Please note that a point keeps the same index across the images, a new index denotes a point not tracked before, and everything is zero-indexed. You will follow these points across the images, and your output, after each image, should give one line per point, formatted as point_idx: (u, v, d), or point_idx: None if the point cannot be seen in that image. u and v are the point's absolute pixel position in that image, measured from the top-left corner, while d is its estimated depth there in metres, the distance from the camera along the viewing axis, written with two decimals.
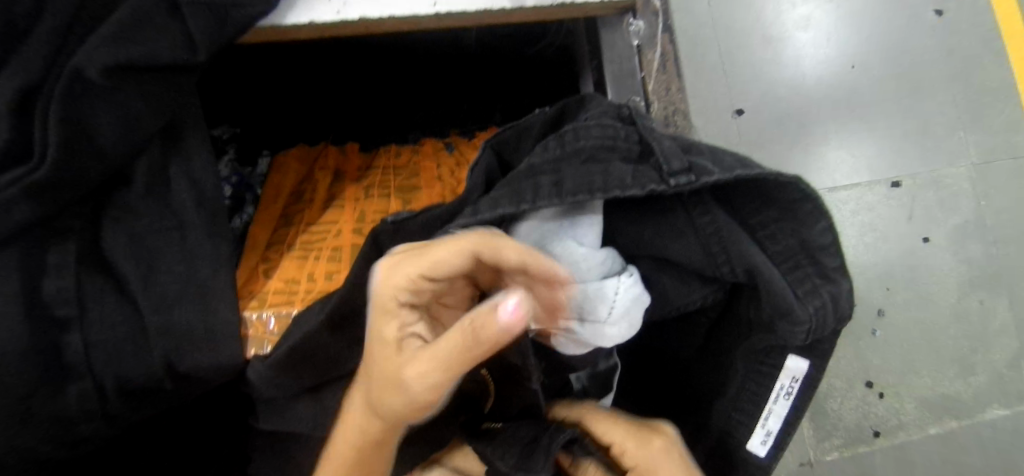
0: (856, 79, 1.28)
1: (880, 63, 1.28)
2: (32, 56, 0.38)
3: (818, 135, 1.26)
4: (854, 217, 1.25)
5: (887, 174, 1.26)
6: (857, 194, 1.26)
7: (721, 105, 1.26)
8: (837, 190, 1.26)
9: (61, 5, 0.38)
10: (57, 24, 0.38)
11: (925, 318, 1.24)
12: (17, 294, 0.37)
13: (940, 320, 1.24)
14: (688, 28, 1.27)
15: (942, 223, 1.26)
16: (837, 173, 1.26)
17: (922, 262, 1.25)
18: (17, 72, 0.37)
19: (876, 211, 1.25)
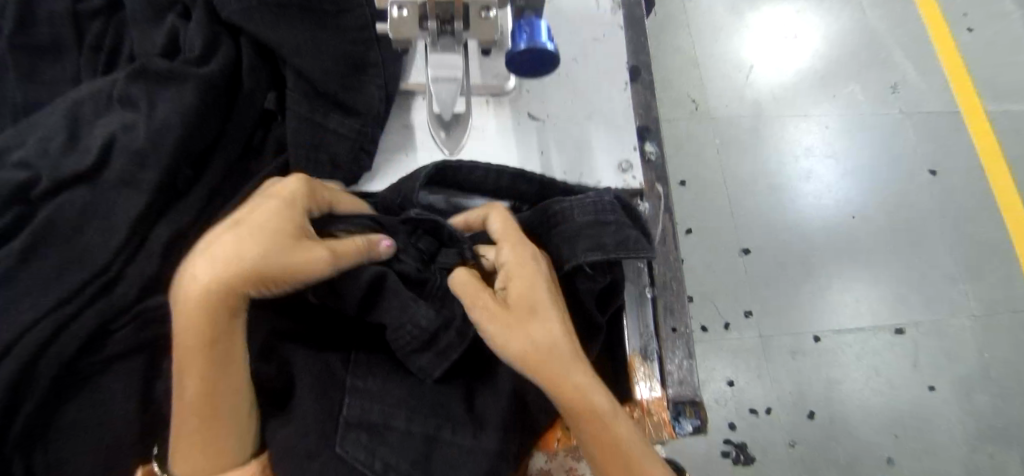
0: (857, 229, 1.61)
1: (889, 221, 1.62)
2: (185, 211, 0.52)
3: (832, 286, 1.55)
4: (858, 361, 1.49)
5: (890, 321, 1.53)
6: (861, 339, 1.51)
7: (729, 243, 1.57)
8: (843, 333, 1.51)
9: (212, 176, 0.53)
10: (206, 189, 0.53)
11: (938, 441, 1.43)
12: (133, 394, 0.49)
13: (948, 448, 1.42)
14: (701, 179, 1.62)
15: (947, 374, 1.49)
16: (841, 318, 1.52)
17: (932, 407, 1.46)
18: (170, 222, 0.52)
19: (882, 356, 1.50)
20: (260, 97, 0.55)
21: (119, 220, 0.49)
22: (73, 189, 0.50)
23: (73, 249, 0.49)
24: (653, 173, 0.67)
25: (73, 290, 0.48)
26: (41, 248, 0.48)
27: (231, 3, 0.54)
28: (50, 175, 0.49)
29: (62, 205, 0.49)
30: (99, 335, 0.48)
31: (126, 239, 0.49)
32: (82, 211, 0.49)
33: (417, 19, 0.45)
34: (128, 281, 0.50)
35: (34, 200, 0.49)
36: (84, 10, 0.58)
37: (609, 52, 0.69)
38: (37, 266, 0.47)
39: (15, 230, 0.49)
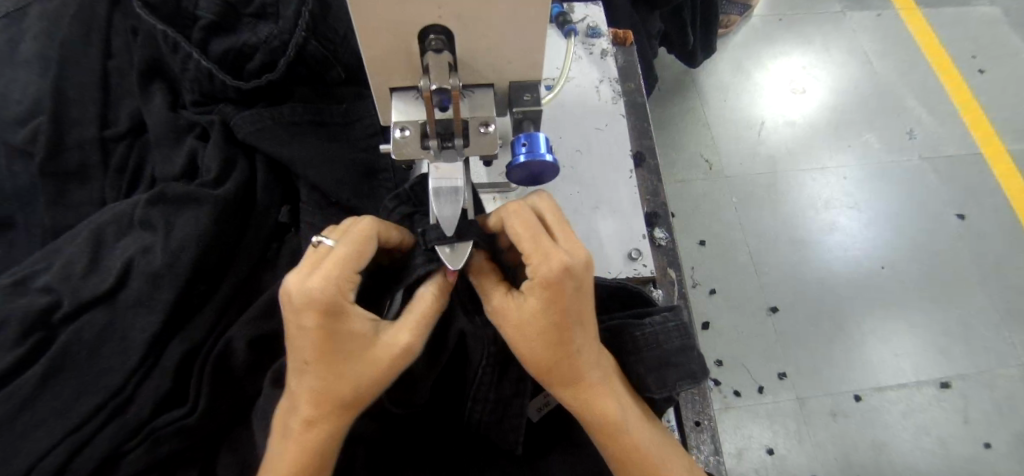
0: (888, 280, 1.55)
1: (921, 269, 1.57)
2: (199, 325, 0.53)
3: (869, 342, 1.48)
4: (906, 421, 1.40)
5: (935, 375, 1.44)
6: (905, 396, 1.42)
7: (756, 302, 1.52)
8: (885, 391, 1.43)
9: (225, 289, 0.54)
10: (220, 302, 0.54)
11: None
12: None
13: None
14: (720, 237, 1.60)
15: (1003, 431, 1.39)
16: (882, 375, 1.44)
17: (991, 469, 1.35)
18: (184, 337, 0.52)
19: (929, 413, 1.40)
20: (273, 211, 0.58)
21: (134, 342, 0.50)
22: (89, 311, 0.51)
23: (88, 373, 0.49)
24: (663, 257, 0.67)
25: (87, 413, 0.48)
26: (57, 373, 0.48)
27: (245, 123, 0.56)
28: (71, 298, 0.51)
29: (80, 329, 0.50)
30: (112, 456, 0.48)
31: (140, 360, 0.50)
32: (99, 333, 0.50)
33: (419, 137, 0.46)
34: (141, 401, 0.50)
35: (55, 325, 0.51)
36: (111, 135, 0.62)
37: (611, 140, 0.70)
38: (53, 393, 0.48)
39: (35, 356, 0.49)
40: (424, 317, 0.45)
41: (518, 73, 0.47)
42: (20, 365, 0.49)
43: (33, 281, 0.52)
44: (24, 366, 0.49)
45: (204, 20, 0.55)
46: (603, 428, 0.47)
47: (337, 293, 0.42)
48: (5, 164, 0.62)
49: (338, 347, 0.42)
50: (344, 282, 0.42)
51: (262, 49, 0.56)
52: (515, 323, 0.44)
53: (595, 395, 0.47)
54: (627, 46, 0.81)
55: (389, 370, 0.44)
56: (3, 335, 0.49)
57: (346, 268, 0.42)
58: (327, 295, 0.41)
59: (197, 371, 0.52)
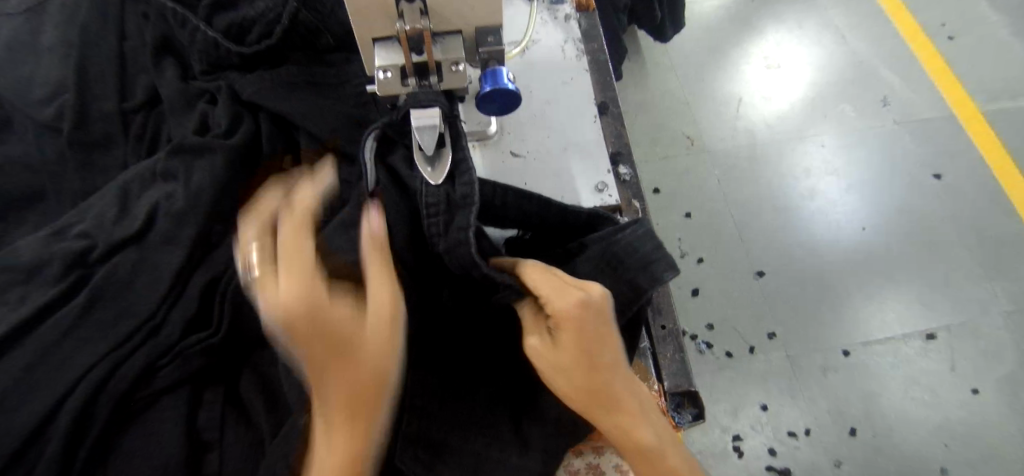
0: (870, 240, 1.63)
1: (902, 229, 1.64)
2: (218, 259, 0.60)
3: (856, 300, 1.55)
4: (895, 372, 1.47)
5: (920, 328, 1.51)
6: (892, 349, 1.49)
7: (743, 267, 1.60)
8: (872, 344, 1.50)
9: (238, 229, 0.62)
10: (235, 239, 0.61)
11: (992, 448, 1.39)
12: (181, 421, 0.54)
13: (1004, 454, 1.38)
14: (704, 209, 1.68)
15: (988, 376, 1.46)
16: (869, 330, 1.51)
17: (978, 411, 1.42)
18: (206, 270, 0.60)
19: (916, 363, 1.47)
20: (277, 161, 0.65)
21: (163, 273, 0.57)
22: (123, 250, 0.59)
23: (123, 301, 0.56)
24: (628, 191, 0.75)
25: (124, 335, 0.55)
26: (99, 301, 0.56)
27: (249, 85, 0.64)
28: (104, 240, 0.58)
29: (116, 265, 0.57)
30: (149, 372, 0.55)
31: (170, 288, 0.57)
32: (132, 267, 0.58)
33: (399, 78, 0.55)
34: (171, 324, 0.57)
35: (92, 264, 0.58)
36: (128, 107, 0.70)
37: (576, 92, 0.78)
38: (97, 318, 0.55)
39: (75, 291, 0.57)
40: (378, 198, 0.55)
41: (481, 18, 0.55)
42: (63, 297, 0.56)
43: (69, 230, 0.60)
44: (67, 299, 0.56)
45: (206, 0, 0.65)
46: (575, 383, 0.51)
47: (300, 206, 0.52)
48: (35, 141, 0.70)
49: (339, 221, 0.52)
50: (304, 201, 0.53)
51: (260, 22, 0.65)
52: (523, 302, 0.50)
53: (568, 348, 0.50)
54: (589, 12, 0.89)
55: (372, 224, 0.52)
56: (47, 275, 0.57)
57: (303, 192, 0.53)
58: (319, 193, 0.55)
59: (219, 296, 0.59)
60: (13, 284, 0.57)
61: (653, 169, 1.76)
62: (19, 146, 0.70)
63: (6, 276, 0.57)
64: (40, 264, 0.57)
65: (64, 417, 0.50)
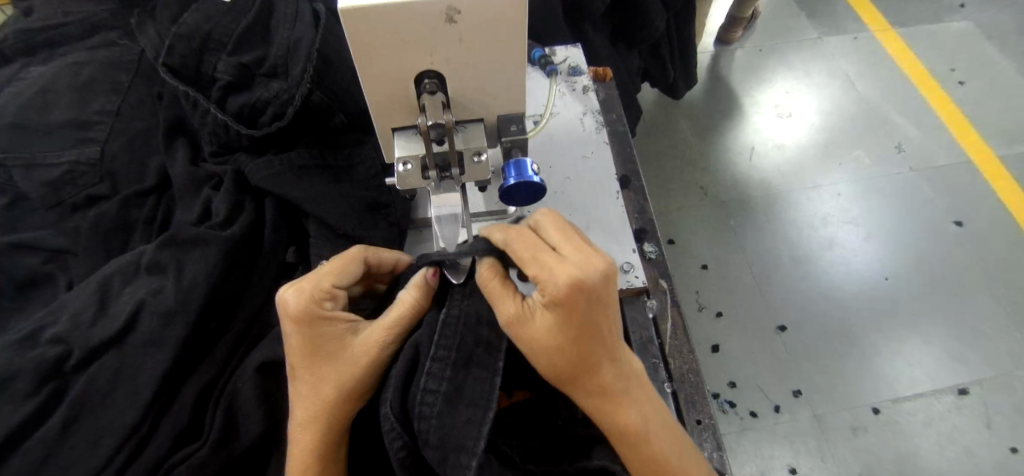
0: (894, 291, 1.57)
1: (926, 278, 1.59)
2: (216, 359, 0.57)
3: (883, 355, 1.48)
4: (928, 430, 1.38)
5: (952, 383, 1.44)
6: (925, 406, 1.41)
7: (764, 321, 1.54)
8: (903, 401, 1.42)
9: (238, 325, 0.59)
10: (237, 332, 0.59)
11: None
12: None
13: None
14: (721, 260, 1.64)
15: None
16: (898, 386, 1.44)
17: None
18: (203, 373, 0.56)
19: (951, 421, 1.39)
20: (280, 251, 0.62)
21: (145, 381, 0.53)
22: (105, 353, 0.54)
23: (102, 418, 0.51)
24: (654, 270, 0.71)
25: (105, 458, 0.50)
26: (79, 420, 0.51)
27: (256, 170, 0.62)
28: (82, 344, 0.54)
29: (94, 374, 0.53)
30: None
31: (152, 398, 0.52)
32: (112, 375, 0.53)
33: (420, 170, 0.52)
34: (161, 436, 0.53)
35: (69, 374, 0.54)
36: (140, 190, 0.69)
37: (597, 166, 0.76)
38: (75, 441, 0.50)
39: (54, 403, 0.53)
40: (390, 328, 0.51)
41: (504, 107, 0.53)
42: (41, 411, 0.52)
43: (42, 334, 0.55)
44: (45, 412, 0.52)
45: (222, 81, 0.63)
46: (627, 442, 0.49)
47: (312, 304, 0.49)
48: (51, 221, 0.71)
49: (313, 370, 0.49)
50: (316, 293, 0.50)
51: (274, 103, 0.63)
52: (528, 334, 0.47)
53: (610, 405, 0.49)
54: (607, 82, 0.88)
55: (367, 368, 0.50)
56: (15, 388, 0.52)
57: (313, 287, 0.50)
58: (294, 321, 0.49)
59: (215, 400, 0.55)
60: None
61: (667, 220, 1.73)
62: (33, 230, 0.71)
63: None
64: (6, 378, 0.52)
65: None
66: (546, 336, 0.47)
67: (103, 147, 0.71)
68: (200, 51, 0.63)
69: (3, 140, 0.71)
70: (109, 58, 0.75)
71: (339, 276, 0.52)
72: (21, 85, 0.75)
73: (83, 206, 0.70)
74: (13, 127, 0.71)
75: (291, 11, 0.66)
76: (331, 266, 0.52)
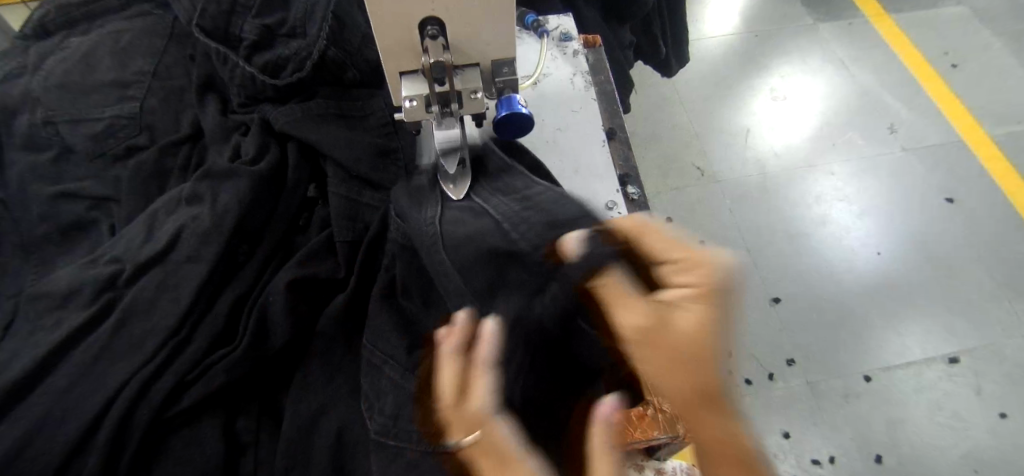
0: (886, 266, 1.63)
1: (917, 254, 1.65)
2: (245, 278, 0.65)
3: (874, 325, 1.55)
4: (917, 396, 1.45)
5: (941, 351, 1.50)
6: (914, 374, 1.48)
7: (758, 294, 1.61)
8: (893, 369, 1.48)
9: (264, 249, 0.67)
10: (263, 255, 0.67)
11: None
12: (218, 435, 0.58)
13: None
14: (716, 237, 1.71)
15: (1016, 401, 1.43)
16: (888, 355, 1.50)
17: (1008, 438, 1.39)
18: (234, 288, 0.64)
19: (939, 387, 1.45)
20: (301, 189, 0.70)
21: (184, 290, 0.61)
22: (150, 269, 0.62)
23: (150, 319, 0.60)
24: (637, 209, 0.79)
25: (152, 351, 0.58)
26: (128, 322, 0.59)
27: (280, 118, 0.70)
28: (131, 262, 0.63)
29: (141, 286, 0.61)
30: (177, 390, 0.58)
31: (190, 304, 0.61)
32: (156, 287, 0.61)
33: (424, 106, 0.60)
34: (198, 339, 0.61)
35: (120, 288, 0.63)
36: (173, 141, 0.77)
37: (585, 119, 0.83)
38: (123, 339, 0.59)
39: (103, 314, 0.61)
40: None
41: (497, 52, 0.61)
42: (92, 321, 0.60)
43: (102, 258, 0.65)
44: (96, 321, 0.60)
45: (248, 40, 0.71)
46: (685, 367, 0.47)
47: None
48: (94, 172, 0.79)
49: None
50: None
51: (294, 59, 0.71)
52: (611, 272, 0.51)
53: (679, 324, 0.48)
54: (597, 48, 0.95)
55: None
56: (81, 298, 0.61)
57: None
58: None
59: (246, 312, 0.63)
60: (51, 310, 0.62)
61: (665, 200, 1.80)
62: (77, 180, 0.79)
63: (46, 304, 0.62)
64: (74, 290, 0.61)
65: (105, 425, 0.55)
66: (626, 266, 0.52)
67: (140, 104, 0.79)
68: (229, 13, 0.72)
69: (50, 100, 0.79)
70: (145, 26, 0.83)
71: None
72: (64, 52, 0.84)
73: (124, 155, 0.79)
74: (59, 88, 0.80)
75: None
76: None
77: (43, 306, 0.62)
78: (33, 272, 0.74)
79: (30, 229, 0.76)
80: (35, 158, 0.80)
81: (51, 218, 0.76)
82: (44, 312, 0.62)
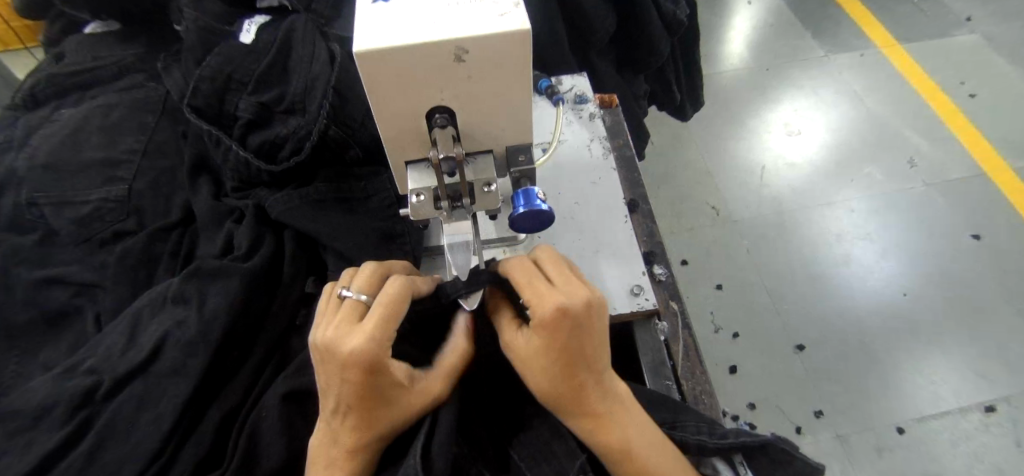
0: (914, 308, 1.54)
1: (945, 293, 1.56)
2: (236, 389, 0.58)
3: (906, 372, 1.45)
4: (955, 450, 1.34)
5: (978, 399, 1.40)
6: (950, 423, 1.37)
7: (781, 340, 1.52)
8: (928, 419, 1.38)
9: (257, 354, 0.60)
10: (256, 360, 0.60)
11: None
12: None
13: None
14: (735, 279, 1.63)
15: None
16: (923, 404, 1.40)
17: None
18: (223, 401, 0.58)
19: (978, 439, 1.35)
20: (299, 282, 0.64)
21: (167, 408, 0.54)
22: (131, 381, 0.56)
23: (128, 444, 0.53)
24: (664, 292, 0.72)
25: None
26: (103, 447, 0.53)
27: (276, 206, 0.65)
28: (110, 374, 0.56)
29: (121, 402, 0.55)
30: None
31: (174, 425, 0.54)
32: (137, 404, 0.55)
33: (432, 201, 0.55)
34: (181, 464, 0.54)
35: (97, 403, 0.56)
36: (164, 225, 0.72)
37: (605, 192, 0.77)
38: (98, 467, 0.52)
39: (77, 436, 0.54)
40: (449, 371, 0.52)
41: (512, 139, 0.55)
42: (65, 444, 0.54)
43: (80, 367, 0.58)
44: (69, 445, 0.54)
45: (242, 120, 0.66)
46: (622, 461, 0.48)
47: (374, 351, 0.44)
48: (77, 255, 0.74)
49: (370, 411, 0.47)
50: (381, 341, 0.45)
51: (291, 139, 0.65)
52: (522, 354, 0.49)
53: (613, 426, 0.48)
54: (613, 108, 0.90)
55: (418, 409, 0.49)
56: (52, 418, 0.55)
57: (370, 333, 0.45)
58: (357, 373, 0.44)
59: (237, 427, 0.56)
60: (21, 429, 0.55)
61: (679, 241, 1.73)
62: (60, 264, 0.73)
63: (14, 423, 0.55)
64: (45, 408, 0.55)
65: None
66: (538, 353, 0.47)
67: (130, 185, 0.74)
68: (223, 92, 0.67)
69: (35, 180, 0.75)
70: (138, 100, 0.79)
71: (396, 319, 0.46)
72: (53, 127, 0.79)
73: (111, 240, 0.73)
74: (46, 167, 0.75)
75: (308, 51, 0.69)
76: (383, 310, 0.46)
77: (9, 425, 0.55)
78: (9, 370, 0.68)
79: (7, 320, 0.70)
80: (18, 240, 0.75)
81: (30, 307, 0.70)
82: (12, 432, 0.55)
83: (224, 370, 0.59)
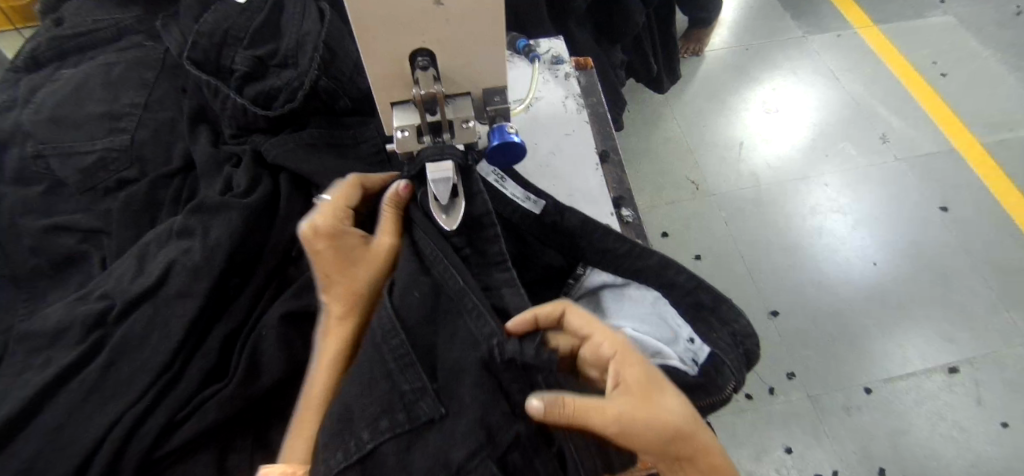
0: (881, 276, 1.63)
1: (915, 265, 1.64)
2: (237, 312, 0.64)
3: (874, 336, 1.53)
4: (919, 408, 1.42)
5: (942, 361, 1.48)
6: (915, 385, 1.45)
7: (757, 307, 1.60)
8: (895, 380, 1.46)
9: (256, 282, 0.66)
10: (255, 288, 0.66)
11: None
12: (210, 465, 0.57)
13: None
14: (714, 251, 1.69)
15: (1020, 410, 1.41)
16: (890, 366, 1.48)
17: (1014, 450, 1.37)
18: (226, 322, 0.64)
19: (941, 398, 1.43)
20: (293, 220, 0.70)
21: (175, 326, 0.60)
22: (140, 304, 0.62)
23: (140, 357, 0.59)
24: (633, 233, 0.79)
25: (143, 389, 0.57)
26: (118, 360, 0.58)
27: (272, 149, 0.70)
28: (121, 298, 0.62)
29: (132, 322, 0.60)
30: (170, 427, 0.57)
31: (182, 340, 0.60)
32: (146, 324, 0.60)
33: (415, 136, 0.61)
34: (189, 375, 0.60)
35: (110, 324, 0.62)
36: (165, 173, 0.77)
37: (578, 143, 0.83)
38: (113, 377, 0.58)
39: (92, 352, 0.60)
40: (393, 225, 0.63)
41: (487, 81, 0.61)
42: (80, 360, 0.59)
43: (92, 294, 0.64)
44: (84, 361, 0.60)
45: (239, 71, 0.71)
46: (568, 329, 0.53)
47: (334, 221, 0.60)
48: (84, 203, 0.79)
49: (345, 267, 0.59)
50: (338, 215, 0.61)
51: (285, 89, 0.71)
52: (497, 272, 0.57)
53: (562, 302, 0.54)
54: (588, 70, 0.96)
55: (381, 262, 0.61)
56: (71, 336, 0.61)
57: (329, 211, 0.61)
58: (325, 236, 0.59)
59: (239, 345, 0.62)
60: (41, 348, 0.61)
61: (659, 214, 1.79)
62: (66, 213, 0.78)
63: (35, 342, 0.61)
64: (63, 328, 0.61)
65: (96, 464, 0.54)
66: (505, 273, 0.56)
67: (131, 136, 0.79)
68: (221, 46, 0.72)
69: (40, 132, 0.79)
70: (136, 59, 0.84)
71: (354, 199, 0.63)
72: (56, 85, 0.84)
73: (115, 189, 0.78)
74: (50, 120, 0.80)
75: (299, 9, 0.74)
76: (342, 193, 0.62)
77: (31, 345, 0.61)
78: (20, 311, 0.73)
79: (17, 262, 0.75)
80: (26, 191, 0.79)
81: (40, 251, 0.75)
82: (32, 352, 0.61)
83: (226, 297, 0.65)
